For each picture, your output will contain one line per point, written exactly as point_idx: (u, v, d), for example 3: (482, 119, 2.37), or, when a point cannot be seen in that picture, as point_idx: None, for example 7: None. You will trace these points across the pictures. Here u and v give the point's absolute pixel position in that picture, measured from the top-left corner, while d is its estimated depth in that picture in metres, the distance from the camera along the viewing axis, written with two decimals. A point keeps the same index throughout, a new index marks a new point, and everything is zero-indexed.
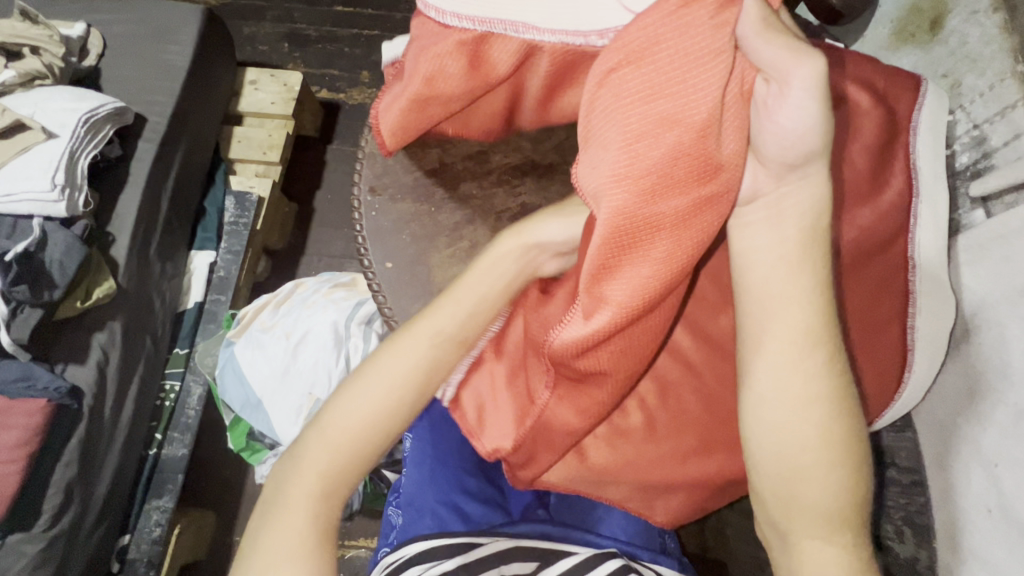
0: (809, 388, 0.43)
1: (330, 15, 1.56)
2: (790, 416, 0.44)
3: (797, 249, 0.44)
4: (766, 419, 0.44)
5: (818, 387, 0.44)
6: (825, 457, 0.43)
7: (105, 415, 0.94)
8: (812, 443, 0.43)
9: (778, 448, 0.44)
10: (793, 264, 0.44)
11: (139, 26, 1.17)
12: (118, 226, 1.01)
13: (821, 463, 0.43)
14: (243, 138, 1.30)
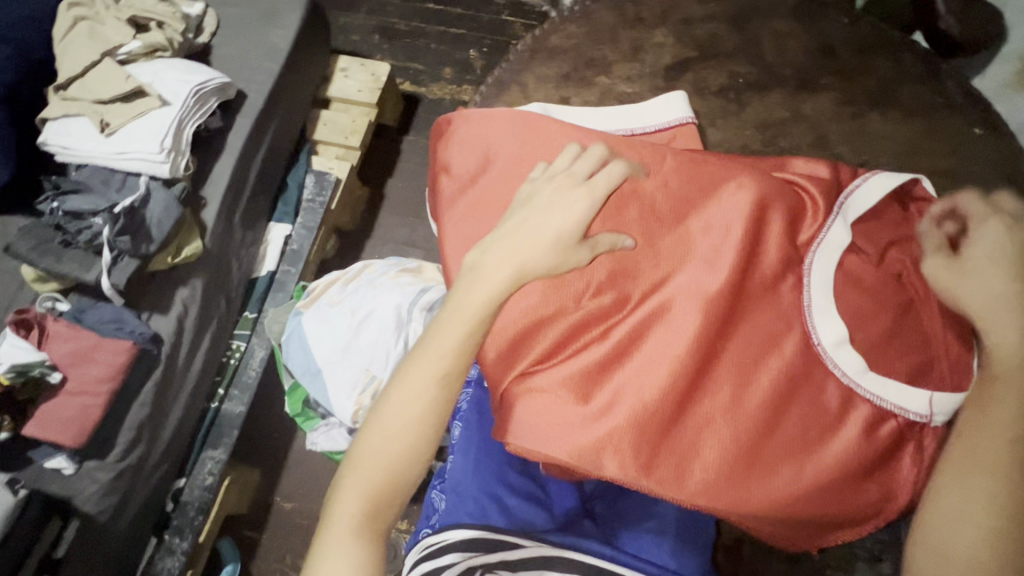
0: (1007, 451, 0.49)
1: (422, 12, 1.64)
2: (995, 489, 0.48)
3: (1009, 371, 0.51)
4: (953, 500, 0.49)
5: (990, 509, 0.48)
6: (997, 551, 0.47)
7: (178, 365, 1.01)
8: (993, 525, 0.47)
9: (949, 513, 0.49)
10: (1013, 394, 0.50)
11: (250, 9, 1.26)
12: (210, 192, 1.09)
13: (989, 546, 0.47)
14: (329, 121, 1.37)
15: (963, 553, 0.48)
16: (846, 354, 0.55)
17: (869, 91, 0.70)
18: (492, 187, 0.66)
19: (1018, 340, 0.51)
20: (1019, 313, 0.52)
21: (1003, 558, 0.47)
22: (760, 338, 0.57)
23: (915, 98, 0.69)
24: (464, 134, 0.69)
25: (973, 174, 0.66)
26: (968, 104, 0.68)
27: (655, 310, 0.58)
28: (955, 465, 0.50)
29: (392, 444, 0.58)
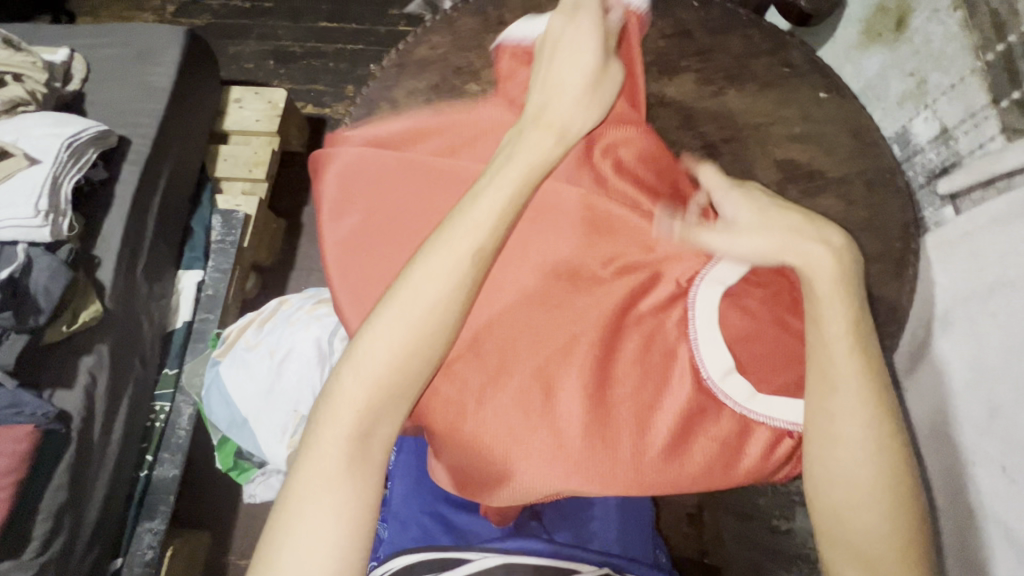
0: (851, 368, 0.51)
1: (315, 31, 1.59)
2: (857, 422, 0.50)
3: (827, 289, 0.53)
4: (827, 425, 0.51)
5: (862, 425, 0.50)
6: (874, 459, 0.50)
7: (93, 440, 0.93)
8: (864, 438, 0.50)
9: (831, 437, 0.51)
10: (843, 329, 0.52)
11: (123, 50, 1.19)
12: (104, 249, 1.02)
13: (868, 461, 0.50)
14: (229, 156, 1.31)
15: (843, 471, 0.50)
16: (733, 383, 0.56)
17: (726, 68, 0.73)
18: (377, 207, 0.64)
19: (825, 254, 0.53)
20: (802, 238, 0.54)
21: (874, 464, 0.50)
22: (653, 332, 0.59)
23: (773, 69, 0.73)
24: (345, 157, 0.67)
25: (833, 133, 0.70)
26: (817, 70, 0.73)
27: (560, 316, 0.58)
28: (815, 388, 0.52)
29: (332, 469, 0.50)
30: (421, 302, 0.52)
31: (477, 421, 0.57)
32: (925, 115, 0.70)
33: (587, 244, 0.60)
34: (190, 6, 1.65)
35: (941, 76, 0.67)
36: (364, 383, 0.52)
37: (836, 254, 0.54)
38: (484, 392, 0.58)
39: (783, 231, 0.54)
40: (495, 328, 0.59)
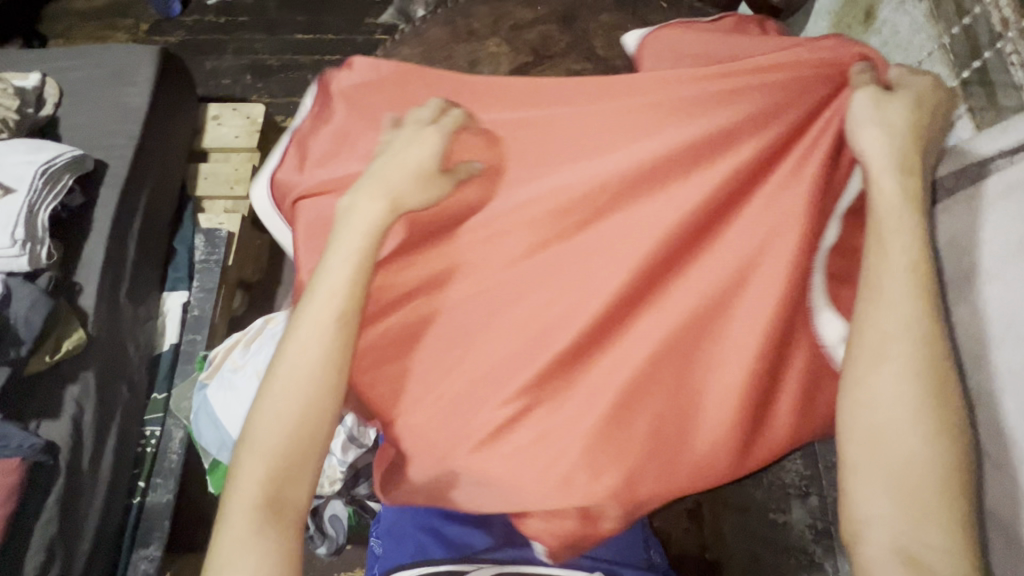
0: (902, 285, 0.45)
1: (292, 43, 1.58)
2: (906, 401, 0.43)
3: (889, 207, 0.47)
4: (875, 341, 0.45)
5: (906, 346, 0.44)
6: (919, 386, 0.43)
7: (83, 469, 0.92)
8: (912, 361, 0.44)
9: (874, 355, 0.45)
10: (905, 295, 0.45)
11: (96, 72, 1.18)
12: (85, 275, 1.00)
13: (915, 386, 0.43)
14: (209, 174, 1.30)
15: (886, 396, 0.44)
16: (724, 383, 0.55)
17: None
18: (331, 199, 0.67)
19: (889, 183, 0.47)
20: (895, 171, 0.48)
21: (915, 388, 0.43)
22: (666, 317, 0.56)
23: None
24: (315, 146, 0.71)
25: None
26: None
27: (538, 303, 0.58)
28: (866, 298, 0.46)
29: (284, 424, 0.51)
30: (297, 370, 0.53)
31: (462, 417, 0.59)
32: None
33: (566, 232, 0.59)
34: (164, 23, 1.64)
35: (910, 64, 0.67)
36: (260, 454, 0.51)
37: (904, 180, 0.48)
38: (472, 387, 0.59)
39: (892, 179, 0.47)
40: (485, 328, 0.60)
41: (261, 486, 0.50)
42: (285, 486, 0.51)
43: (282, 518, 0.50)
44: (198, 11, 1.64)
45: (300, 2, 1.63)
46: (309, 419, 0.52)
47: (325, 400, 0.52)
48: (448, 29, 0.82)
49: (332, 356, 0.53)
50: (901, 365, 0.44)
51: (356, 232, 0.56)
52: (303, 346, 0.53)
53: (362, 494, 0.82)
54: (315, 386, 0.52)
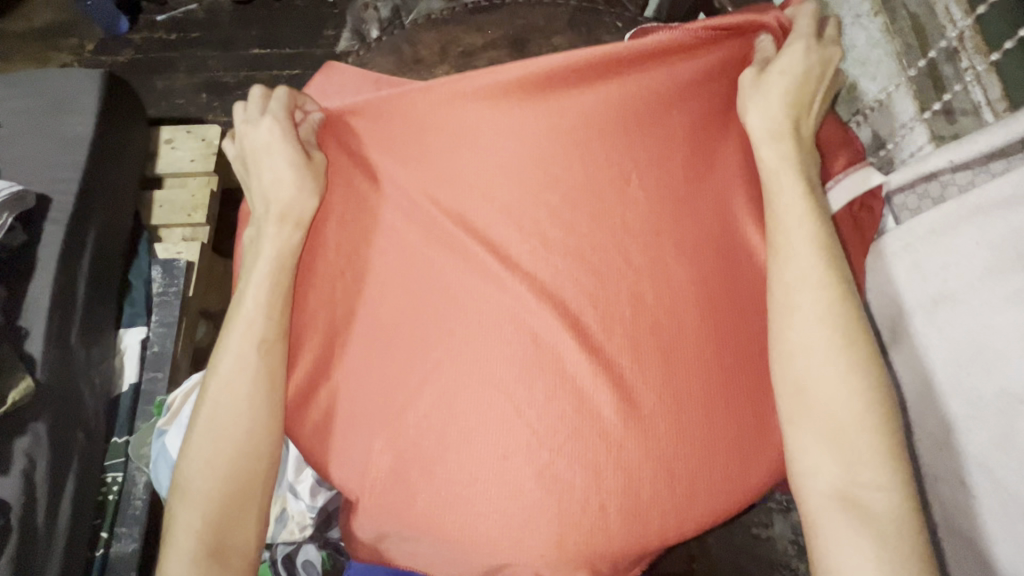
0: (809, 240, 0.54)
1: (248, 59, 1.53)
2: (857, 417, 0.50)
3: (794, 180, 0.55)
4: (790, 294, 0.53)
5: (815, 294, 0.52)
6: (828, 325, 0.51)
7: (38, 525, 0.87)
8: (818, 311, 0.52)
9: (791, 308, 0.53)
10: (804, 246, 0.54)
11: (35, 99, 1.11)
12: (30, 319, 0.95)
13: (828, 331, 0.51)
14: (165, 202, 1.24)
15: (802, 345, 0.52)
16: (693, 422, 0.54)
17: None
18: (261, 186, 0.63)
19: (779, 151, 0.55)
20: (790, 170, 0.55)
21: (825, 331, 0.51)
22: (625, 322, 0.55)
23: None
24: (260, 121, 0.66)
25: None
26: None
27: (497, 325, 0.55)
28: (773, 258, 0.55)
29: (219, 432, 0.58)
30: (224, 416, 0.59)
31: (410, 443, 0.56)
32: (857, 123, 0.68)
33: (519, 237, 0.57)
34: (110, 42, 1.57)
35: (870, 82, 0.66)
36: (194, 506, 0.57)
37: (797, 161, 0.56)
38: (413, 415, 0.56)
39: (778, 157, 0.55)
40: (427, 353, 0.56)
41: (199, 538, 0.56)
42: (226, 535, 0.58)
43: (231, 511, 0.58)
44: (146, 28, 1.58)
45: (254, 16, 1.58)
46: (245, 464, 0.58)
47: (264, 444, 0.59)
48: (395, 58, 0.80)
49: (257, 394, 0.59)
50: (815, 309, 0.52)
51: (269, 257, 0.60)
52: (229, 390, 0.59)
53: (337, 536, 0.79)
54: (247, 429, 0.58)
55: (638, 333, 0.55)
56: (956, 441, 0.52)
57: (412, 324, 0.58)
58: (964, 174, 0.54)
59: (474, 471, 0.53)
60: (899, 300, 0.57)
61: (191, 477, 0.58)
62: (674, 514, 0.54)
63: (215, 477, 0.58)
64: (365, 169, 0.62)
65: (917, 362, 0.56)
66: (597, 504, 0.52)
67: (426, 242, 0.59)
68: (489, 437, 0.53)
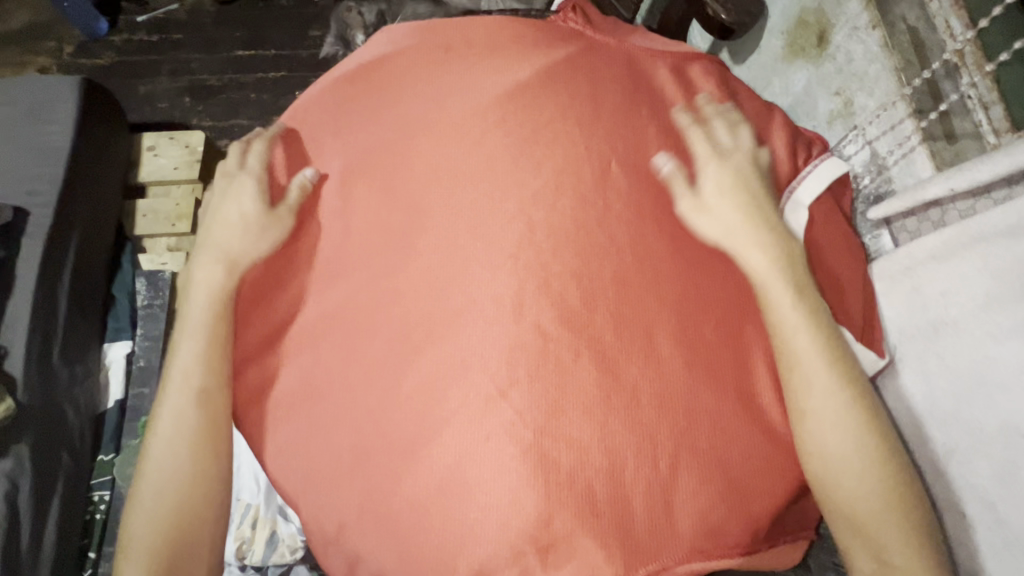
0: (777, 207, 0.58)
1: (232, 62, 1.49)
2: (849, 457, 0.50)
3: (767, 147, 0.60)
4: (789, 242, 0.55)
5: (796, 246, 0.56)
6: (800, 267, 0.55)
7: (22, 551, 0.85)
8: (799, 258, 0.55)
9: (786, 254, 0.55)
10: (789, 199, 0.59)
11: (10, 108, 1.08)
12: (10, 338, 0.92)
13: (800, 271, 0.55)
14: (148, 211, 1.21)
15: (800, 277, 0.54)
16: (688, 450, 0.52)
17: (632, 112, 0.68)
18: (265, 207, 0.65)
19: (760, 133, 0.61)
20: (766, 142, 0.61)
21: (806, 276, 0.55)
22: (630, 339, 0.53)
23: None
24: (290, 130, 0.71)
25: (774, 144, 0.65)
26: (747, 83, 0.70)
27: (456, 318, 0.55)
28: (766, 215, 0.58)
29: (172, 442, 0.58)
30: (173, 407, 0.59)
31: (381, 423, 0.55)
32: (852, 140, 0.67)
33: (490, 243, 0.56)
34: (90, 45, 1.53)
35: (867, 97, 0.65)
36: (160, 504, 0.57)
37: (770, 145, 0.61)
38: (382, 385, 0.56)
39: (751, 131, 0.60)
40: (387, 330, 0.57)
41: (162, 532, 0.56)
42: (187, 539, 0.57)
43: (186, 521, 0.57)
44: (127, 30, 1.54)
45: (238, 17, 1.54)
46: (204, 451, 0.59)
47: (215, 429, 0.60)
48: None
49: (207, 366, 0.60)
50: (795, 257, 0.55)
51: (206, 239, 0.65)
52: (177, 397, 0.59)
53: None
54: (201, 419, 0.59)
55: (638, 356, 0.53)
56: (959, 465, 0.51)
57: (387, 300, 0.57)
58: (964, 202, 0.54)
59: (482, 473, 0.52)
60: (909, 321, 0.55)
61: (145, 492, 0.57)
62: (663, 526, 0.51)
63: (171, 488, 0.57)
64: (366, 191, 0.61)
65: (940, 391, 0.52)
66: (584, 497, 0.51)
67: (408, 265, 0.57)
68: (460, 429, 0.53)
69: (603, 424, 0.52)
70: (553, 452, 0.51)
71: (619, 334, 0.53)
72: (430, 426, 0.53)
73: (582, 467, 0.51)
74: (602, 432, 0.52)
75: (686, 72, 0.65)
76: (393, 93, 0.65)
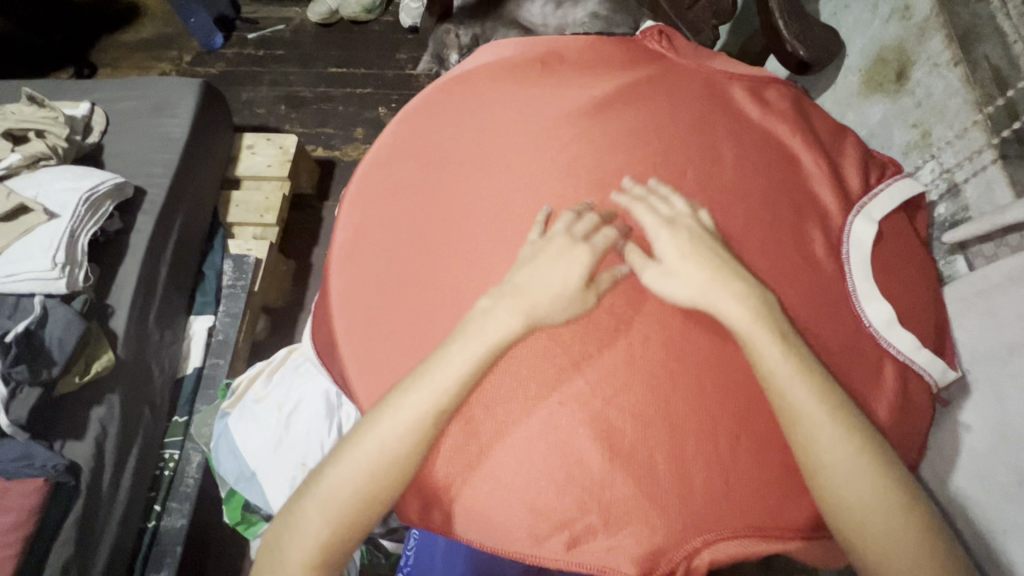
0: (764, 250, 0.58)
1: (325, 76, 1.65)
2: (869, 499, 0.50)
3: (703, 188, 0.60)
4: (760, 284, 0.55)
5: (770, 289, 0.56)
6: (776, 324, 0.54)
7: (102, 492, 0.93)
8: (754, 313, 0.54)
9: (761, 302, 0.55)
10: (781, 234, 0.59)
11: (141, 102, 1.24)
12: (117, 298, 1.03)
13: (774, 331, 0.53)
14: (240, 202, 1.34)
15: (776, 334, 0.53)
16: (744, 444, 0.54)
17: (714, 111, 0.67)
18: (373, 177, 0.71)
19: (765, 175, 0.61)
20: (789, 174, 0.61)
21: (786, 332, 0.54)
22: (703, 331, 0.56)
23: None
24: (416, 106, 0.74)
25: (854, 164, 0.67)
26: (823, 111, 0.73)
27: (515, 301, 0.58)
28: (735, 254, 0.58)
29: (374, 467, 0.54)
30: (393, 439, 0.54)
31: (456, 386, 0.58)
32: (929, 168, 0.70)
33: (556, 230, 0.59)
34: (205, 55, 1.72)
35: (947, 129, 0.67)
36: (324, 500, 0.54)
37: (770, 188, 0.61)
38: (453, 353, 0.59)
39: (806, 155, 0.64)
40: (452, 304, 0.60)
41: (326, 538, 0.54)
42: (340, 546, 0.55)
43: (346, 529, 0.55)
44: (238, 44, 1.72)
45: (335, 38, 1.70)
46: (390, 482, 0.54)
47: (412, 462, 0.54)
48: None
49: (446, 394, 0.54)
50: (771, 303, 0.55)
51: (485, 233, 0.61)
52: (403, 426, 0.54)
53: (378, 533, 0.81)
54: (406, 452, 0.54)
55: (707, 351, 0.56)
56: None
57: (447, 275, 0.61)
58: None
59: (540, 442, 0.55)
60: (993, 341, 0.57)
61: (332, 504, 0.54)
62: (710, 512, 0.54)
63: (352, 503, 0.54)
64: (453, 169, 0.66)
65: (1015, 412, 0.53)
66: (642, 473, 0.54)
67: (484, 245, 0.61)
68: (523, 399, 0.56)
69: (666, 412, 0.54)
70: (613, 426, 0.54)
71: (691, 329, 0.56)
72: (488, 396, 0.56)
73: (644, 449, 0.54)
74: (666, 414, 0.54)
75: (767, 93, 0.68)
76: (503, 82, 0.70)
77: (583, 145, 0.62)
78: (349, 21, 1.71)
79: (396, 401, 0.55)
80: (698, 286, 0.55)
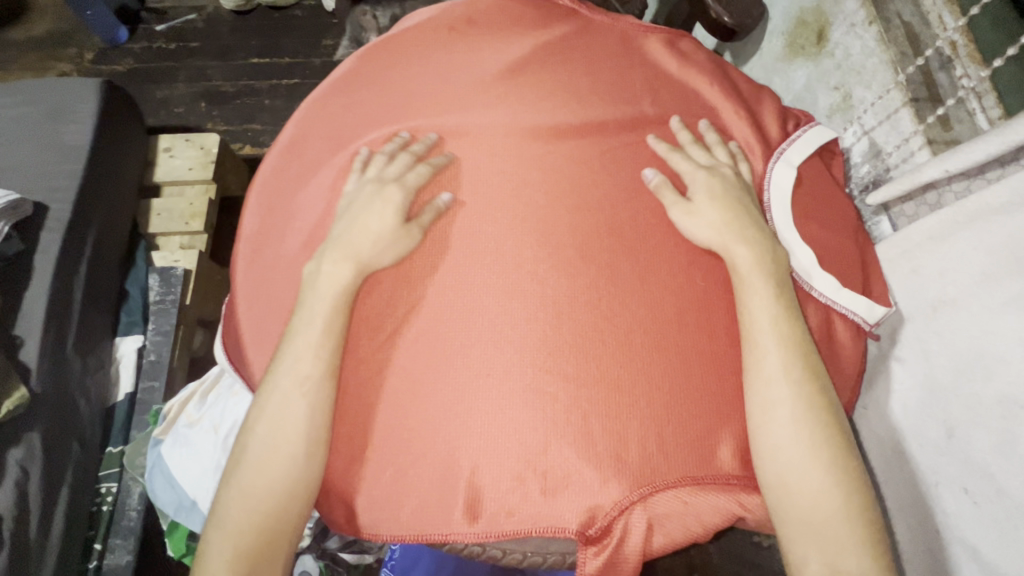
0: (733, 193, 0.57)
1: (247, 68, 1.54)
2: (804, 456, 0.49)
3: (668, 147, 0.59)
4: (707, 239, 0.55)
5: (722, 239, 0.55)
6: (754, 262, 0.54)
7: (30, 539, 0.85)
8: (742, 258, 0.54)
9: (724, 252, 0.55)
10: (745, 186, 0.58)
11: (33, 107, 1.11)
12: (26, 328, 0.94)
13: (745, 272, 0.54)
14: (161, 210, 1.24)
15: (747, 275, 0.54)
16: (693, 424, 0.53)
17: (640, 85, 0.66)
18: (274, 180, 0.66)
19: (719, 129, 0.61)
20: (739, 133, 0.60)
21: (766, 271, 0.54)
22: (644, 313, 0.54)
23: None
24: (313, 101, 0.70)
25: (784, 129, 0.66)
26: None
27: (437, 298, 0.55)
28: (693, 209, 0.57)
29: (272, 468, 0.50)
30: (290, 437, 0.51)
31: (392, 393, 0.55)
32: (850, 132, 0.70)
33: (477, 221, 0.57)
34: (109, 52, 1.57)
35: (865, 90, 0.67)
36: (245, 512, 0.50)
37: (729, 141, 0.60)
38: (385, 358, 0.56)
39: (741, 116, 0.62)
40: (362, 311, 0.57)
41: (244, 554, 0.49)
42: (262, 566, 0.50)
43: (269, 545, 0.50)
44: (146, 37, 1.58)
45: (253, 26, 1.59)
46: (297, 487, 0.51)
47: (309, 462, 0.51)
48: None
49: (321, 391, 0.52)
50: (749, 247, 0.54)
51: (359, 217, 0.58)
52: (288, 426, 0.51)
53: (333, 547, 0.76)
54: (307, 446, 0.51)
55: (649, 334, 0.54)
56: (957, 437, 0.52)
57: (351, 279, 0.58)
58: (960, 183, 0.57)
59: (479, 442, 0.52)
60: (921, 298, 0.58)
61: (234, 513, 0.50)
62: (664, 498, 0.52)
63: (257, 514, 0.50)
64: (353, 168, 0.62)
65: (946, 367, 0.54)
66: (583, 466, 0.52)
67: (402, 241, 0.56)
68: (462, 400, 0.52)
69: (612, 400, 0.52)
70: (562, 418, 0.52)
71: (632, 312, 0.54)
72: (424, 398, 0.53)
73: (591, 443, 0.51)
74: (609, 402, 0.52)
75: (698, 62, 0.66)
76: (405, 63, 0.64)
77: (510, 125, 0.59)
78: (267, 6, 1.60)
79: (286, 397, 0.52)
80: (716, 227, 0.55)
